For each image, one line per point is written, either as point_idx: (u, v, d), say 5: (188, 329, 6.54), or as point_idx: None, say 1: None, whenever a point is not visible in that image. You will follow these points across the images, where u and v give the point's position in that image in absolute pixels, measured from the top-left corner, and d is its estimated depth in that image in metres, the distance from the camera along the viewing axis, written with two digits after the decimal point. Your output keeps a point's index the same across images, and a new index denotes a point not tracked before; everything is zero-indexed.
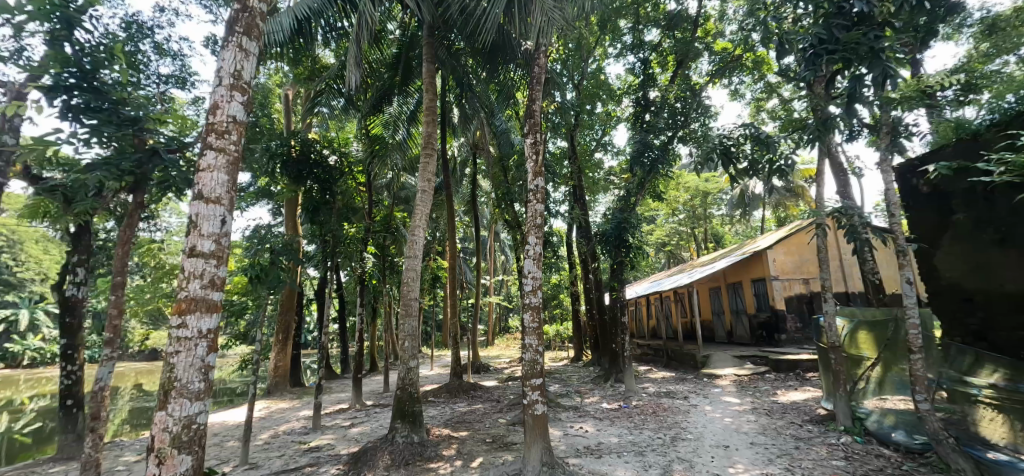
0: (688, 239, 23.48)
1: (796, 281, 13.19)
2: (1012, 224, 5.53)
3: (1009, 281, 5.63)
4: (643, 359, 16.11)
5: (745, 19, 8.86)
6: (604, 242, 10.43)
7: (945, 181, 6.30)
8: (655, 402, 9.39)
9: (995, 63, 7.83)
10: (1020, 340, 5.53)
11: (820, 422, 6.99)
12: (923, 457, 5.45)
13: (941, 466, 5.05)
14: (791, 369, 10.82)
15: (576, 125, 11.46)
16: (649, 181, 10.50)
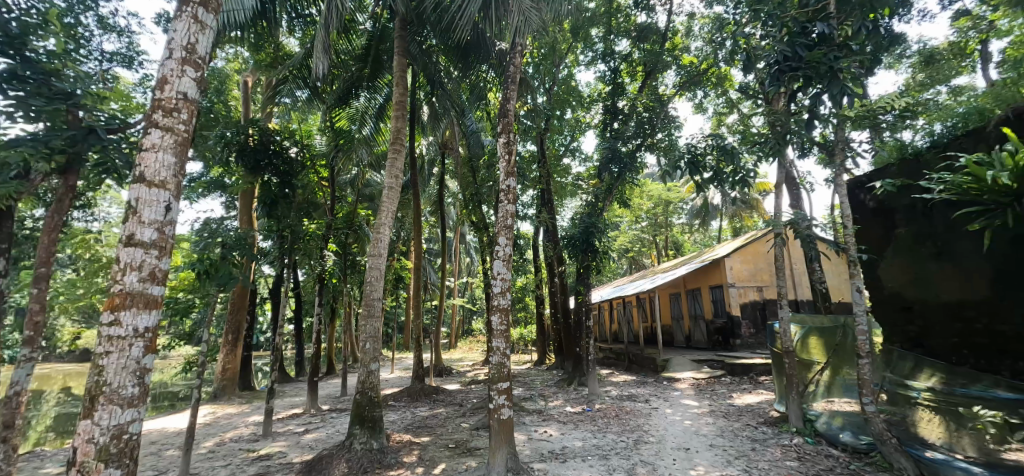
0: (650, 246, 23.90)
1: (751, 288, 13.60)
2: (950, 240, 5.48)
3: (945, 292, 5.57)
4: (605, 363, 16.22)
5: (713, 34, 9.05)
6: (571, 247, 10.36)
7: (889, 197, 6.19)
8: (618, 405, 9.39)
9: (930, 92, 8.19)
10: (953, 347, 5.45)
11: (774, 424, 7.12)
12: (868, 456, 5.42)
13: (884, 464, 5.03)
14: (745, 373, 11.14)
15: (547, 128, 11.38)
16: (617, 187, 10.54)
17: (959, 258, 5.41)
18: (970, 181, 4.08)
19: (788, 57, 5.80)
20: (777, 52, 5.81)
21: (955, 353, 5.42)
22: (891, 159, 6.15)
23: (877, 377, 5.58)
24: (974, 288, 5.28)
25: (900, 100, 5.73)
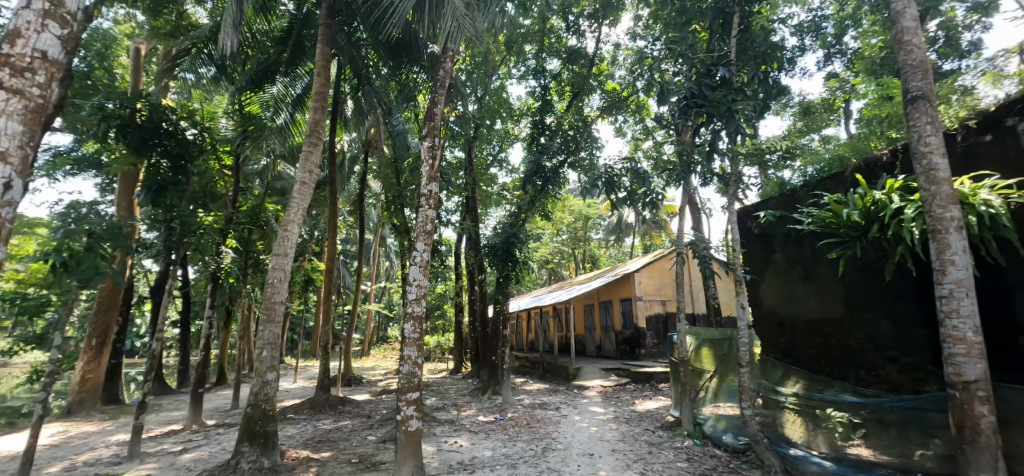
0: (569, 259, 24.57)
1: (656, 302, 14.44)
2: (813, 264, 6.06)
3: (809, 309, 6.14)
4: (520, 371, 16.33)
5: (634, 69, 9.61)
6: (492, 256, 10.28)
7: (770, 225, 6.77)
8: (528, 414, 9.41)
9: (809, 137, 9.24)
10: (813, 357, 6.07)
11: (670, 428, 7.50)
12: (745, 456, 5.80)
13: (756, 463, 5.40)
14: (648, 380, 11.75)
15: (476, 137, 11.29)
16: (540, 200, 10.66)
17: (820, 280, 5.98)
18: (830, 217, 4.74)
19: (694, 95, 5.92)
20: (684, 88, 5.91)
21: (815, 363, 6.03)
22: (772, 191, 6.77)
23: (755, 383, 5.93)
24: (830, 308, 5.86)
25: (782, 142, 6.37)
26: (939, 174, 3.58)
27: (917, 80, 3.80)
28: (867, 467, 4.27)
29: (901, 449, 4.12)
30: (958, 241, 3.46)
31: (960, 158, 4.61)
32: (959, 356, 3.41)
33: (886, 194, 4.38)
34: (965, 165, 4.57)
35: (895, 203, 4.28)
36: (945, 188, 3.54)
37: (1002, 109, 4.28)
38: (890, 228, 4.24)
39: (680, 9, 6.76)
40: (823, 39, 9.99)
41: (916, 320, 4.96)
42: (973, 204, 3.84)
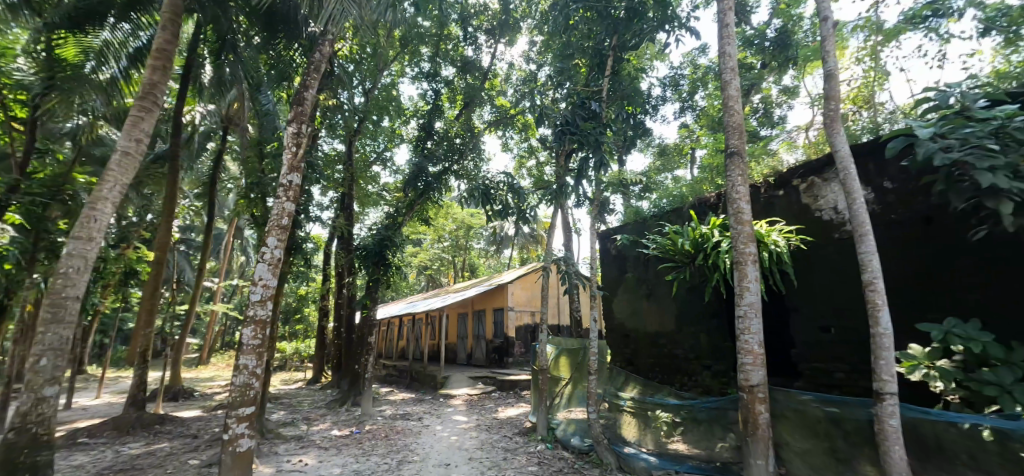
0: (447, 267, 24.37)
1: (526, 312, 14.95)
2: (654, 284, 6.76)
3: (649, 324, 6.84)
4: (386, 380, 15.59)
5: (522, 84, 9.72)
6: (362, 259, 9.60)
7: (624, 247, 7.42)
8: (388, 425, 8.96)
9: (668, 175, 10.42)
10: (650, 365, 6.80)
11: (527, 434, 7.70)
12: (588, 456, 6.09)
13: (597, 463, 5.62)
14: (513, 388, 12.07)
15: (359, 131, 10.65)
16: (420, 205, 10.33)
17: (659, 299, 6.70)
18: (669, 244, 5.38)
19: (568, 123, 5.97)
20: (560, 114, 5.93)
21: (652, 370, 6.77)
22: (628, 217, 7.46)
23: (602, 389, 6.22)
24: (664, 322, 6.58)
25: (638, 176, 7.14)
26: (745, 216, 3.99)
27: (735, 135, 4.15)
28: (680, 459, 4.69)
29: (706, 441, 4.55)
30: (751, 271, 3.90)
31: (761, 207, 5.49)
32: (746, 364, 3.83)
33: (710, 228, 5.10)
34: (764, 213, 5.44)
35: (715, 237, 5.01)
36: (746, 228, 3.96)
37: (790, 170, 5.17)
38: (711, 257, 4.94)
39: (563, 43, 6.98)
40: (680, 92, 11.42)
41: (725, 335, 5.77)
42: (766, 242, 4.62)
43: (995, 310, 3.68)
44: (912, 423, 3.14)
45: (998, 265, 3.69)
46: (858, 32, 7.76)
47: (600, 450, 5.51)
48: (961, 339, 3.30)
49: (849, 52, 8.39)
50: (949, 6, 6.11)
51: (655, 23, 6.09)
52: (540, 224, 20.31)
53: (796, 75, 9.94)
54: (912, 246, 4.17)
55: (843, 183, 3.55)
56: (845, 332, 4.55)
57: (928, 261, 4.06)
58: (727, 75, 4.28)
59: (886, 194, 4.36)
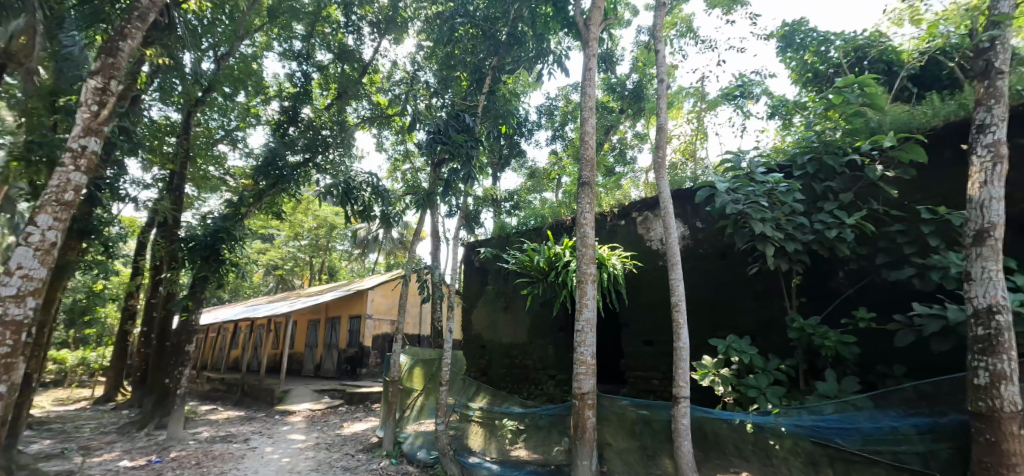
0: (300, 269, 22.19)
1: (385, 321, 14.42)
2: (512, 297, 7.16)
3: (504, 335, 7.19)
4: (210, 397, 13.37)
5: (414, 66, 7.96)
6: (189, 253, 7.68)
7: (487, 260, 7.72)
8: (201, 451, 7.56)
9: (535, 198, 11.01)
10: (501, 375, 7.09)
11: (371, 451, 7.04)
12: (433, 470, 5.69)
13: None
14: (361, 401, 11.35)
15: (201, 101, 8.30)
16: (272, 198, 8.73)
17: (514, 311, 7.10)
18: (526, 260, 5.79)
19: (440, 131, 6.07)
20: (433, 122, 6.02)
21: (501, 380, 7.06)
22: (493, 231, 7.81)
23: (452, 399, 5.91)
24: (517, 334, 6.99)
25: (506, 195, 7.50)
26: (588, 239, 4.47)
27: (587, 168, 4.67)
28: (519, 465, 4.65)
29: (544, 446, 4.51)
30: (590, 289, 4.36)
31: (606, 234, 6.22)
32: (579, 373, 4.18)
33: (563, 248, 5.62)
34: (609, 239, 6.17)
35: (566, 256, 5.53)
36: (589, 251, 4.45)
37: (630, 204, 6.00)
38: (561, 275, 5.44)
39: (445, 54, 7.00)
40: (553, 121, 12.37)
41: (569, 347, 6.40)
42: (607, 265, 5.23)
43: (762, 330, 4.70)
44: (699, 423, 3.80)
45: (765, 294, 4.75)
46: (689, 98, 9.37)
47: (443, 461, 5.22)
48: (737, 353, 4.16)
49: (683, 113, 10.02)
50: (752, 91, 7.74)
51: (529, 54, 6.68)
52: (407, 230, 20.06)
53: (645, 124, 11.47)
54: (713, 278, 5.11)
55: (664, 220, 4.23)
56: (661, 345, 5.36)
57: (721, 289, 5.04)
58: (585, 112, 4.77)
59: (698, 231, 5.32)
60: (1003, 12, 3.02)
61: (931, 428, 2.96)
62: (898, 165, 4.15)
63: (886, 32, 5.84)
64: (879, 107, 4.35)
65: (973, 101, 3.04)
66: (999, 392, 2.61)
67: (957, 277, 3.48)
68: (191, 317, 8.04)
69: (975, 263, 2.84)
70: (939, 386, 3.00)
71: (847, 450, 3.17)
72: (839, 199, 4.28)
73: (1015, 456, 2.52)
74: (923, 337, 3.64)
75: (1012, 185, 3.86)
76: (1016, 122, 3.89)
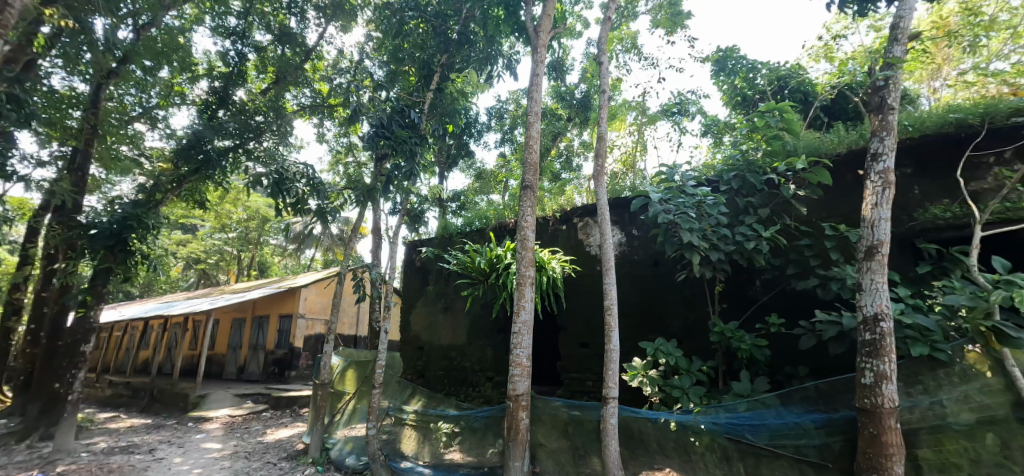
0: (228, 263, 20.60)
1: (318, 321, 13.79)
2: (452, 298, 7.15)
3: (442, 336, 7.16)
4: (110, 403, 11.93)
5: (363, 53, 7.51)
6: (88, 241, 6.60)
7: (429, 260, 7.66)
8: (95, 462, 6.44)
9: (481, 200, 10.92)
10: (438, 377, 7.04)
11: (295, 457, 6.35)
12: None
13: None
14: (289, 406, 10.61)
15: (114, 73, 6.78)
16: (191, 184, 7.65)
17: (454, 313, 7.09)
18: (468, 261, 5.83)
19: (383, 125, 5.95)
20: (376, 115, 5.88)
21: (438, 382, 7.01)
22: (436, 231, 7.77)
23: (386, 403, 5.68)
24: (457, 335, 6.99)
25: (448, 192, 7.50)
26: (529, 242, 4.56)
27: (530, 172, 4.77)
28: (453, 468, 4.64)
29: (479, 448, 4.55)
30: (528, 292, 4.45)
31: (547, 238, 6.38)
32: (515, 375, 4.26)
33: (504, 250, 5.70)
34: (550, 243, 6.34)
35: (507, 258, 5.62)
36: (529, 254, 4.55)
37: (571, 210, 6.19)
38: (501, 276, 5.52)
39: (393, 47, 6.89)
40: (502, 123, 12.50)
41: (507, 348, 6.49)
42: (546, 269, 5.35)
43: (687, 333, 5.02)
44: (627, 422, 3.99)
45: (691, 300, 5.07)
46: (632, 111, 9.81)
47: (373, 466, 5.06)
48: (664, 354, 4.41)
49: (625, 125, 10.45)
50: (688, 109, 8.23)
51: (479, 55, 6.71)
52: (348, 226, 19.45)
53: (590, 133, 11.83)
54: (644, 284, 5.40)
55: (600, 226, 4.42)
56: (595, 348, 5.57)
57: (652, 294, 5.32)
58: (531, 117, 4.89)
59: (633, 238, 5.59)
60: (896, 55, 3.44)
61: (826, 423, 3.29)
62: (808, 186, 4.60)
63: (803, 65, 6.44)
64: (795, 132, 4.79)
65: (869, 132, 3.44)
66: (880, 390, 2.95)
67: (852, 287, 3.90)
68: (88, 312, 7.18)
69: (865, 275, 3.20)
70: (834, 385, 3.34)
71: (755, 445, 3.45)
72: (758, 213, 4.67)
73: (892, 446, 2.86)
74: (823, 341, 4.04)
75: (900, 208, 4.39)
76: (903, 154, 4.44)
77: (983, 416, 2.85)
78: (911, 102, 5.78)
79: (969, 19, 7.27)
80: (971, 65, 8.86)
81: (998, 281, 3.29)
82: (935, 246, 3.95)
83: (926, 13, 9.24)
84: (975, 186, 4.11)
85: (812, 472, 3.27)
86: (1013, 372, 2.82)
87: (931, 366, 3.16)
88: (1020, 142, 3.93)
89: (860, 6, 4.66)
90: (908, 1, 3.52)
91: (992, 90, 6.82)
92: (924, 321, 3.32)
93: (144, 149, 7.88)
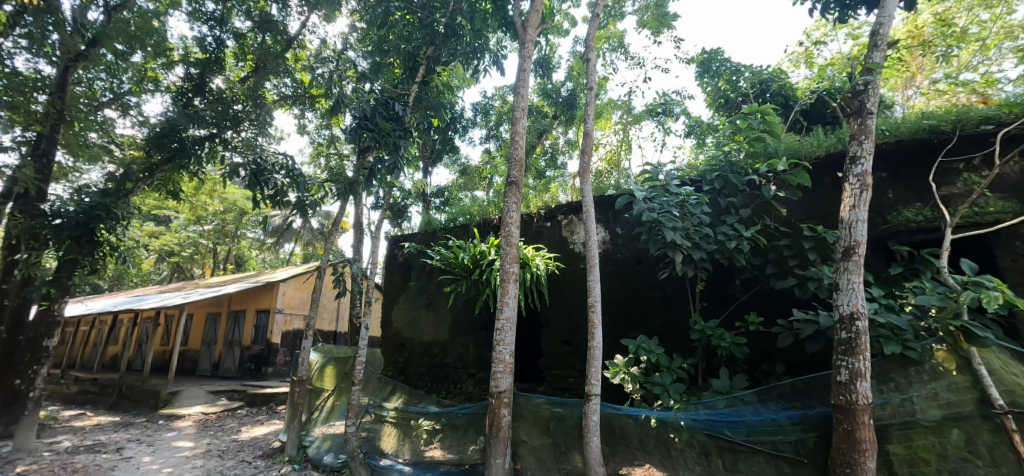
0: (204, 257, 20.03)
1: (297, 317, 13.53)
2: (435, 294, 7.10)
3: (424, 333, 7.10)
4: (76, 400, 11.49)
5: (346, 44, 7.37)
6: (52, 232, 6.33)
7: (412, 256, 7.58)
8: (58, 462, 6.19)
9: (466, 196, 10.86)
10: (419, 373, 6.98)
11: (270, 455, 6.22)
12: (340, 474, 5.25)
13: None
14: (265, 403, 10.40)
15: (83, 56, 6.51)
16: (164, 173, 7.43)
17: (437, 309, 7.03)
18: (451, 257, 5.79)
19: (366, 118, 5.86)
20: (360, 107, 5.79)
21: (419, 379, 6.96)
22: (419, 226, 7.69)
23: (367, 400, 5.60)
24: (439, 332, 6.93)
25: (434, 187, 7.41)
26: (513, 238, 4.54)
27: (515, 168, 4.75)
28: (433, 466, 4.61)
29: (459, 445, 4.51)
30: (511, 289, 4.42)
31: (532, 235, 6.38)
32: (497, 372, 4.23)
33: (488, 247, 5.68)
34: (534, 240, 6.34)
35: (491, 255, 5.59)
36: (513, 250, 4.53)
37: (556, 207, 6.21)
38: (485, 273, 5.49)
39: (378, 37, 6.80)
40: (487, 119, 12.45)
41: (490, 345, 6.47)
42: (530, 265, 5.35)
43: (668, 331, 5.07)
44: (608, 418, 4.00)
45: (673, 298, 5.13)
46: (617, 110, 9.89)
47: (352, 465, 4.97)
48: (646, 352, 4.44)
49: (611, 124, 10.54)
50: (672, 109, 8.33)
51: (465, 48, 6.63)
52: (328, 220, 19.15)
53: (576, 131, 11.90)
54: (628, 282, 5.45)
55: (585, 224, 4.43)
56: (577, 345, 5.59)
57: (635, 292, 5.37)
58: (517, 113, 4.86)
59: (616, 236, 5.64)
60: (876, 61, 3.52)
61: (802, 419, 3.36)
62: (787, 187, 4.70)
63: (785, 70, 6.59)
64: (776, 135, 4.89)
65: (848, 136, 3.53)
66: (854, 387, 3.03)
67: (828, 287, 4.00)
68: (52, 305, 6.93)
69: (842, 275, 3.28)
70: (811, 383, 3.42)
71: (733, 441, 3.50)
72: (739, 213, 4.75)
73: (865, 442, 2.94)
74: (800, 338, 4.13)
75: (874, 210, 4.52)
76: (878, 158, 4.57)
77: (950, 413, 2.94)
78: (887, 108, 5.96)
79: (942, 30, 7.53)
80: (943, 75, 9.20)
81: (966, 283, 3.41)
82: (907, 248, 4.08)
83: (901, 23, 9.55)
84: (945, 191, 4.26)
85: (788, 467, 3.33)
86: (979, 370, 2.93)
87: (902, 364, 3.26)
88: (988, 149, 4.09)
89: (840, 13, 4.77)
90: (887, 9, 3.62)
91: (961, 98, 7.10)
92: (897, 320, 3.42)
93: (114, 137, 7.58)
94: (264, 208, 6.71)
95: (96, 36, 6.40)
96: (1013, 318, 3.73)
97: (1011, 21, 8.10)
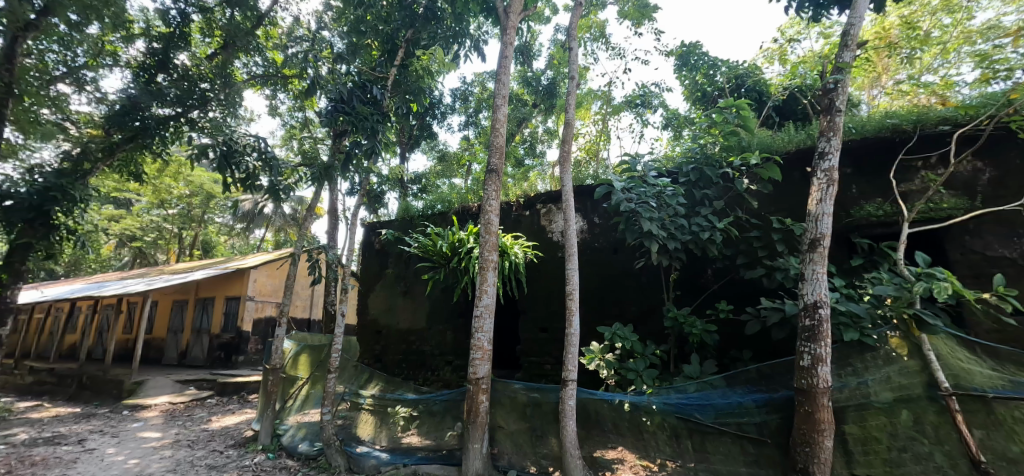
0: (168, 242, 19.29)
1: (268, 303, 13.22)
2: (413, 282, 7.06)
3: (401, 321, 7.07)
4: (32, 391, 11.00)
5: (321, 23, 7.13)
6: (1, 214, 5.95)
7: (389, 244, 7.49)
8: (14, 456, 5.93)
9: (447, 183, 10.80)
10: (397, 361, 6.97)
11: (242, 445, 6.12)
12: (316, 461, 5.21)
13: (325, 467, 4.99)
14: (236, 392, 10.22)
15: (32, 25, 6.12)
16: (126, 153, 7.05)
17: (414, 296, 7.01)
18: (429, 244, 5.75)
19: (343, 100, 5.66)
20: (336, 89, 5.57)
21: (397, 366, 6.94)
22: (397, 214, 7.61)
23: (343, 388, 5.56)
24: (416, 319, 6.92)
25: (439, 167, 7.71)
26: (493, 227, 4.53)
27: (496, 156, 4.72)
28: (410, 452, 4.61)
29: (436, 431, 4.56)
30: (490, 276, 4.43)
31: (511, 223, 6.42)
32: (475, 359, 4.24)
33: (467, 234, 5.64)
34: (512, 229, 6.38)
35: (470, 243, 5.58)
36: (492, 238, 4.51)
37: (535, 196, 6.25)
38: (463, 261, 5.48)
39: (355, 18, 6.60)
40: (467, 106, 12.38)
41: (468, 332, 6.50)
42: (509, 254, 5.36)
43: (642, 318, 5.22)
44: (583, 403, 4.08)
45: (649, 287, 5.27)
46: (597, 100, 9.98)
47: (329, 452, 4.97)
48: (621, 338, 4.55)
49: (591, 114, 10.60)
50: (651, 101, 8.48)
51: (446, 32, 6.56)
52: (301, 206, 18.71)
53: (555, 120, 11.94)
54: (605, 273, 5.54)
55: (564, 212, 4.44)
56: (555, 332, 5.68)
57: (610, 280, 5.50)
58: (498, 100, 4.82)
59: (594, 226, 5.73)
60: (845, 61, 3.65)
61: (766, 402, 3.54)
62: (759, 181, 4.88)
63: (760, 65, 6.78)
64: (749, 129, 5.06)
65: (817, 131, 3.66)
66: (816, 372, 3.20)
67: (795, 277, 4.19)
68: (5, 291, 6.53)
69: (807, 266, 3.44)
70: (775, 368, 3.59)
71: (702, 423, 3.65)
72: (713, 205, 4.90)
73: (824, 423, 3.13)
74: (766, 326, 4.32)
75: (838, 204, 4.74)
76: (844, 155, 4.78)
77: (901, 395, 3.16)
78: (854, 106, 6.21)
79: (909, 32, 7.87)
80: (907, 75, 9.65)
81: (920, 274, 3.62)
82: (868, 241, 4.31)
83: (869, 23, 9.94)
84: (904, 188, 4.50)
85: (752, 447, 3.52)
86: (928, 355, 3.15)
87: (860, 350, 3.45)
88: (945, 149, 4.33)
89: (815, 12, 4.88)
90: (857, 11, 3.75)
91: (922, 99, 7.46)
92: (856, 308, 3.53)
93: (69, 114, 7.14)
94: (234, 191, 6.48)
95: (47, 5, 6.02)
96: (959, 307, 3.99)
97: (969, 27, 8.47)
